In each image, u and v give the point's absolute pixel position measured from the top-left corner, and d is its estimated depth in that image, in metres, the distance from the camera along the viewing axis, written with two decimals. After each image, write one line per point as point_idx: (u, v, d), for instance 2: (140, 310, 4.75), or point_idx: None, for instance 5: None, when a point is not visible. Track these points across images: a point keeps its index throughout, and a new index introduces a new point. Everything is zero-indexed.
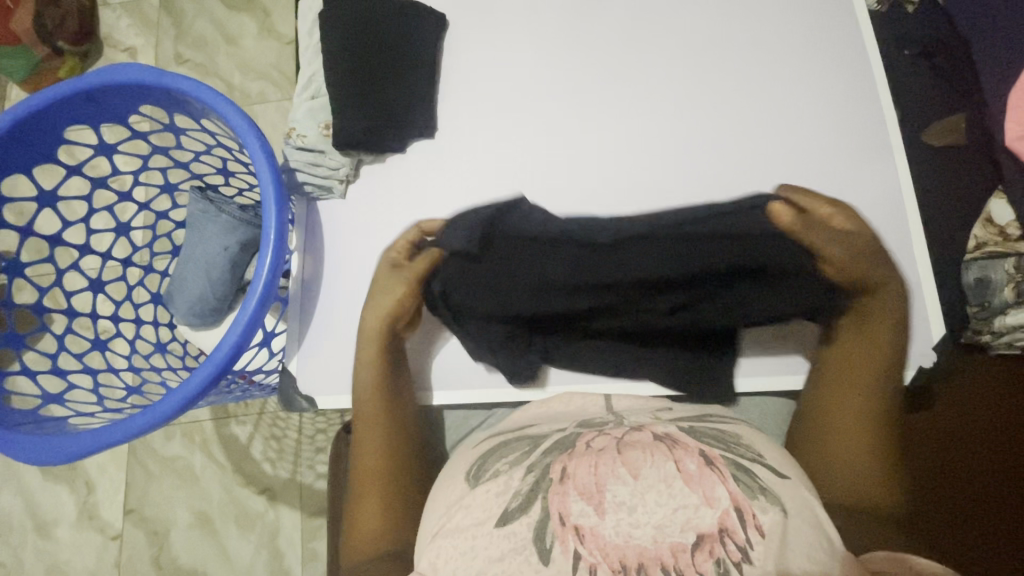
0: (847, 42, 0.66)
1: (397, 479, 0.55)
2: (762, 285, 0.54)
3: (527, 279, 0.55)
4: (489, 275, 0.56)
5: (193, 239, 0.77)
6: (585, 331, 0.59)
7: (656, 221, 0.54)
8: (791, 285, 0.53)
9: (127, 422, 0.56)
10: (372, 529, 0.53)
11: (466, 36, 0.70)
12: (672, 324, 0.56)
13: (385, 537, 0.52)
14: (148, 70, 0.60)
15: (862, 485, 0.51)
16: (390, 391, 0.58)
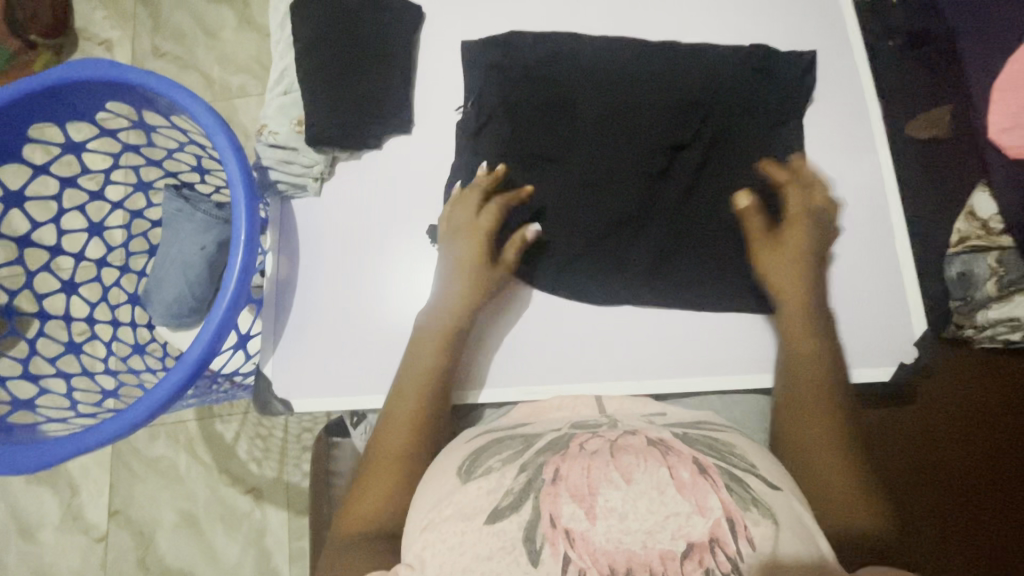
0: (832, 30, 0.65)
1: (404, 455, 0.52)
2: (715, 106, 0.62)
3: (527, 129, 0.62)
4: (496, 125, 0.63)
5: (171, 239, 0.75)
6: (566, 183, 0.61)
7: (631, 70, 0.63)
8: (740, 103, 0.62)
9: (97, 430, 0.54)
10: (369, 503, 0.51)
11: (444, 27, 0.68)
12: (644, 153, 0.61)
13: (377, 512, 0.50)
14: (110, 65, 0.58)
15: (837, 508, 0.47)
16: (448, 369, 0.57)
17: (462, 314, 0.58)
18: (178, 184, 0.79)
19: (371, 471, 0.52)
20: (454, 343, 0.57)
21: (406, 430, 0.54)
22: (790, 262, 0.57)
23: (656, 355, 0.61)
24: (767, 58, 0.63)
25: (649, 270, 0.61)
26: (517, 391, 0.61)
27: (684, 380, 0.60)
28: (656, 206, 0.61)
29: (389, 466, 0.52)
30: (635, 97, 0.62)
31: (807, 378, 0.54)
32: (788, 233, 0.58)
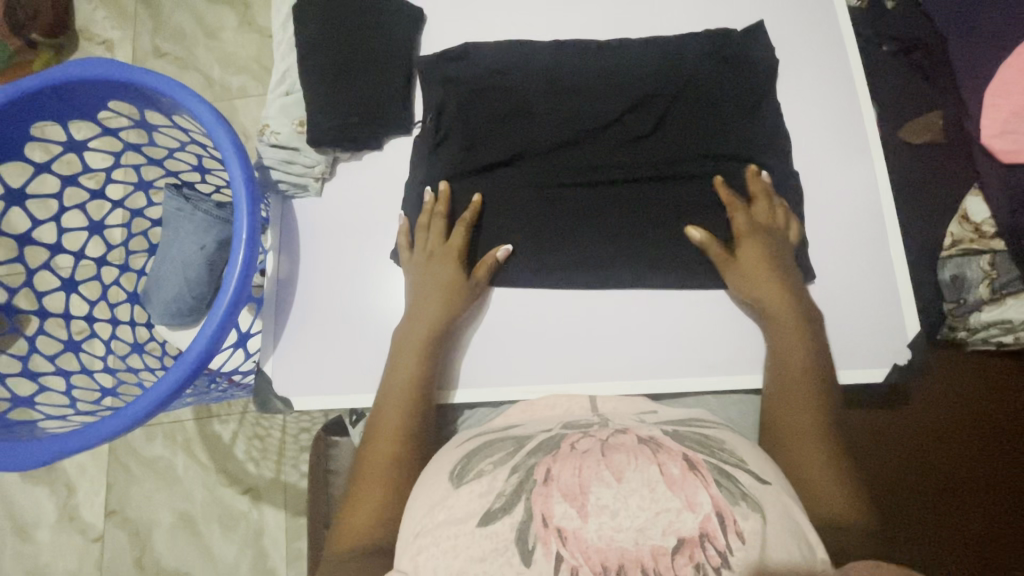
0: (826, 33, 0.66)
1: (389, 472, 0.52)
2: (675, 101, 0.63)
3: (493, 131, 0.63)
4: (464, 127, 0.63)
5: (170, 237, 0.75)
6: (534, 184, 0.63)
7: (591, 67, 0.65)
8: (701, 95, 0.63)
9: (96, 427, 0.55)
10: (359, 524, 0.50)
11: (444, 30, 0.69)
12: (607, 152, 0.63)
13: (367, 532, 0.50)
14: (111, 65, 0.59)
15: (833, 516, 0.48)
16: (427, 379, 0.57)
17: (439, 325, 0.59)
18: (178, 183, 0.79)
19: (358, 481, 0.53)
20: (432, 352, 0.58)
21: (390, 440, 0.54)
22: (758, 279, 0.58)
23: (654, 359, 0.61)
24: (735, 49, 0.64)
25: (624, 263, 0.61)
26: (515, 390, 0.61)
27: (679, 380, 0.60)
28: (627, 193, 0.62)
29: (377, 474, 0.52)
30: (598, 89, 0.64)
31: (794, 395, 0.54)
32: (746, 251, 0.59)
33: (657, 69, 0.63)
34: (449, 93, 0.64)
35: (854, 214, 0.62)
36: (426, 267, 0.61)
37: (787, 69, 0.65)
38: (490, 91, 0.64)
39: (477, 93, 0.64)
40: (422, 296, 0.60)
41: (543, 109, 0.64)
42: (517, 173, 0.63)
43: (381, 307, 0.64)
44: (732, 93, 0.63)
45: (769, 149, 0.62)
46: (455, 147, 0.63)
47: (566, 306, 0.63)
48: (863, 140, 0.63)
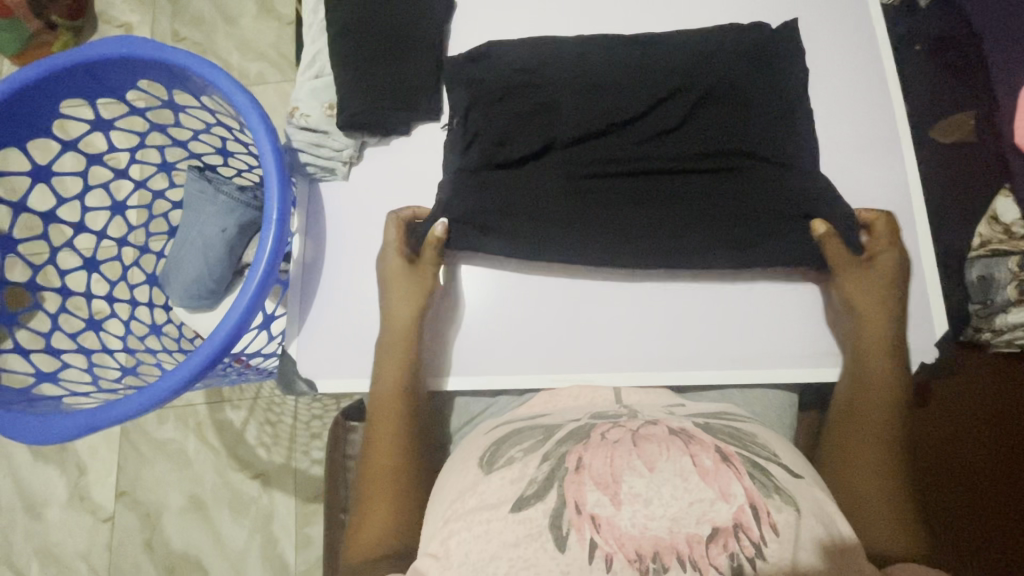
0: (859, 31, 0.65)
1: (398, 478, 0.54)
2: (702, 100, 0.62)
3: (519, 131, 0.62)
4: (490, 125, 0.62)
5: (192, 220, 0.75)
6: (559, 184, 0.61)
7: (615, 61, 0.63)
8: (728, 93, 0.62)
9: (123, 404, 0.55)
10: (375, 529, 0.52)
11: (472, 18, 0.69)
12: (636, 153, 0.62)
13: (387, 536, 0.51)
14: (145, 43, 0.59)
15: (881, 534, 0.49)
16: (415, 381, 0.58)
17: (413, 324, 0.59)
18: (201, 165, 0.79)
19: (368, 489, 0.54)
20: (413, 353, 0.58)
21: (388, 447, 0.55)
22: (872, 290, 0.57)
23: (679, 350, 0.61)
24: (768, 42, 0.63)
25: (654, 262, 0.60)
26: (539, 379, 0.61)
27: (703, 373, 0.60)
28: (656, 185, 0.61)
29: (385, 481, 0.54)
30: (631, 81, 0.62)
31: (865, 411, 0.54)
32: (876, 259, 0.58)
33: (682, 66, 0.62)
34: (477, 89, 0.63)
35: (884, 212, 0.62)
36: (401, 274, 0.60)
37: (817, 66, 0.65)
38: (512, 85, 0.62)
39: (500, 90, 0.62)
40: (388, 298, 0.60)
41: (568, 107, 0.62)
42: (543, 175, 0.62)
43: None
44: (762, 91, 0.62)
45: (802, 146, 0.61)
46: (482, 149, 0.61)
47: (590, 296, 0.62)
48: (892, 139, 0.63)
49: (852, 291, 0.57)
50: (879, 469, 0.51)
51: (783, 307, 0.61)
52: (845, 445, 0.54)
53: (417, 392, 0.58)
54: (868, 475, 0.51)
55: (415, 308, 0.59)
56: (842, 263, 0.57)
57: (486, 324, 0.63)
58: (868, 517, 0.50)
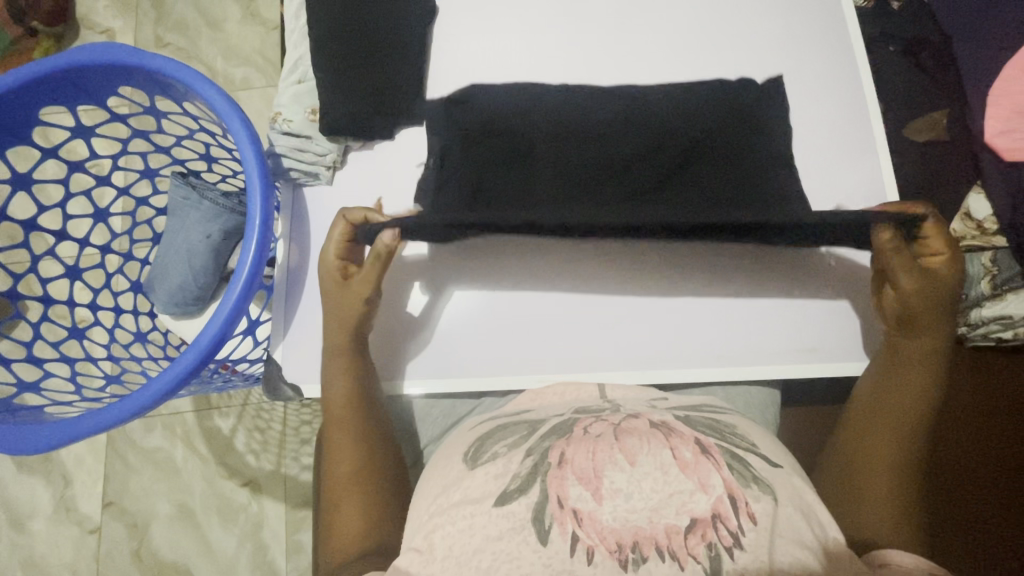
0: (833, 29, 0.66)
1: (366, 479, 0.55)
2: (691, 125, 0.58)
3: (495, 160, 0.58)
4: (466, 154, 0.59)
5: (176, 225, 0.75)
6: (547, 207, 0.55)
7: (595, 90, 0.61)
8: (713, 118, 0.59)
9: (105, 411, 0.54)
10: (350, 534, 0.52)
11: (454, 22, 0.69)
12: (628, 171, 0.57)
13: (363, 540, 0.51)
14: (125, 48, 0.59)
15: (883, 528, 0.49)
16: (363, 384, 0.58)
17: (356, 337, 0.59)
18: (184, 171, 0.79)
19: (332, 497, 0.55)
20: (359, 358, 0.59)
21: (348, 452, 0.56)
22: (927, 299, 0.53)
23: (661, 348, 0.62)
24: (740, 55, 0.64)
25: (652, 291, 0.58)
26: (525, 380, 0.62)
27: (687, 369, 0.61)
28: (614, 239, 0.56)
29: (348, 488, 0.54)
30: (603, 131, 0.58)
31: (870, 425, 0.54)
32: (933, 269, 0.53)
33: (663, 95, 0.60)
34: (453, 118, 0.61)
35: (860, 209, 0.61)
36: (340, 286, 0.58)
37: (796, 64, 0.65)
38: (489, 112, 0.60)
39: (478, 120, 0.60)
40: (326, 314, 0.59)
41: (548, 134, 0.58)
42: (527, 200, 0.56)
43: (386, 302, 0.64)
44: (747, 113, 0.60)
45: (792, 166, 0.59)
46: (456, 180, 0.58)
47: (569, 308, 0.63)
48: (872, 141, 0.63)
49: (912, 289, 0.53)
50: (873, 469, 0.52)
51: (765, 303, 0.62)
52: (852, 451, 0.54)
53: (369, 389, 0.58)
54: (871, 482, 0.51)
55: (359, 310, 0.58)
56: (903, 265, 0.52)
57: (473, 326, 0.63)
58: (870, 517, 0.50)
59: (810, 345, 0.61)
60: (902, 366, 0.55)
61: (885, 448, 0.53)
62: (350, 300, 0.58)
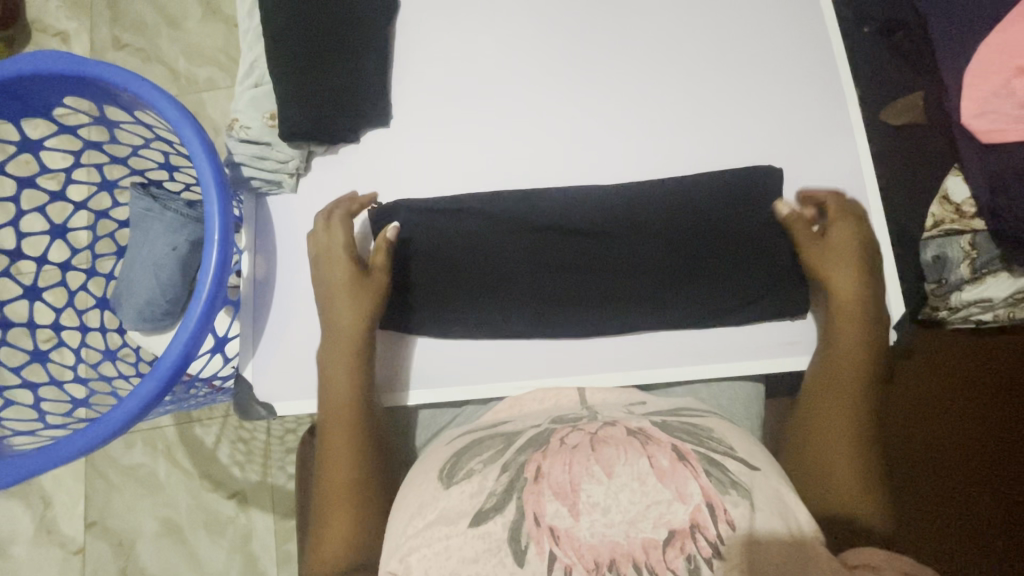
0: (806, 11, 0.63)
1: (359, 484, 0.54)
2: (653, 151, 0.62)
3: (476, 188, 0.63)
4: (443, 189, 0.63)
5: (137, 240, 0.72)
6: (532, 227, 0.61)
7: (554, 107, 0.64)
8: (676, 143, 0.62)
9: (66, 443, 0.52)
10: (337, 537, 0.51)
11: (417, 17, 0.66)
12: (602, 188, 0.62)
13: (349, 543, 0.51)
14: (62, 57, 0.55)
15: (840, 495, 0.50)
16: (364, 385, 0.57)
17: (361, 332, 0.57)
18: (144, 182, 0.75)
19: (324, 503, 0.54)
20: (365, 362, 0.58)
21: (341, 451, 0.55)
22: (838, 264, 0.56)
23: (644, 348, 0.61)
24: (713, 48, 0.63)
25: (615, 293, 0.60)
26: (506, 386, 0.61)
27: (670, 368, 0.60)
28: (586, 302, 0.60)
29: (340, 494, 0.53)
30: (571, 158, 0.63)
31: (830, 392, 0.54)
32: (835, 233, 0.57)
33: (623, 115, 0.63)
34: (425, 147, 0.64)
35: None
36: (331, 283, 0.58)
37: (771, 48, 0.63)
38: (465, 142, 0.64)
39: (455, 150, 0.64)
40: (334, 307, 0.58)
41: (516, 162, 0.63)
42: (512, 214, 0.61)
43: None
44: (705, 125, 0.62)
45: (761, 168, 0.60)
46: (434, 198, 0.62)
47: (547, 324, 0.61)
48: (850, 127, 0.61)
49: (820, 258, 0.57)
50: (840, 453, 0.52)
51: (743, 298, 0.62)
52: (814, 426, 0.54)
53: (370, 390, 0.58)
54: (831, 446, 0.52)
55: (365, 316, 0.57)
56: (804, 237, 0.57)
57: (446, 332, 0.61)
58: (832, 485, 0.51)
59: (791, 339, 0.60)
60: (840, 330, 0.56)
61: (842, 415, 0.53)
62: (360, 297, 0.58)
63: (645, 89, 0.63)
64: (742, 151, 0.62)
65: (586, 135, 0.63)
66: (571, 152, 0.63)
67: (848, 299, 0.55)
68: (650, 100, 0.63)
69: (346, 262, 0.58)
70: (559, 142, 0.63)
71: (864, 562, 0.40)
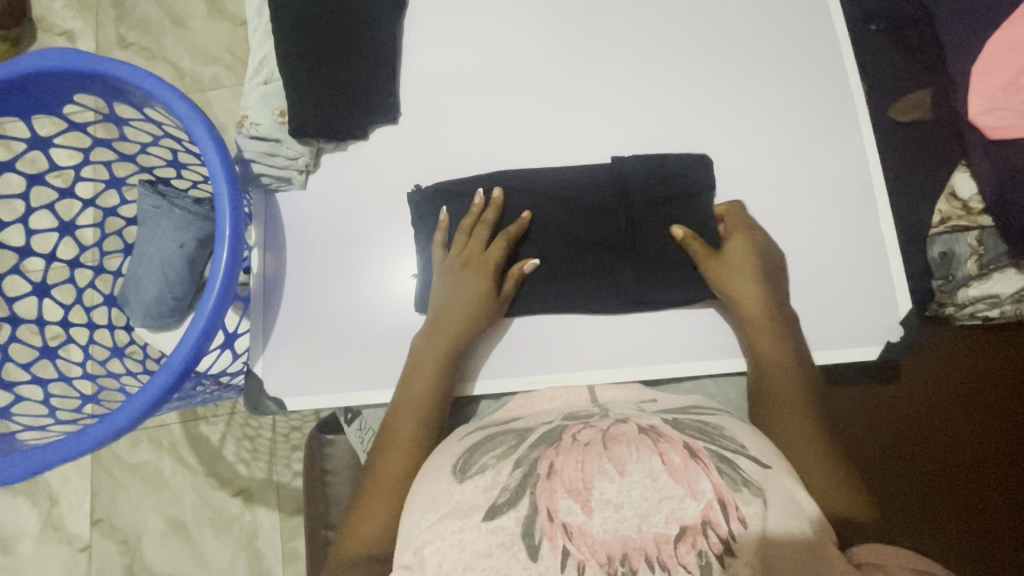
0: (812, 8, 0.63)
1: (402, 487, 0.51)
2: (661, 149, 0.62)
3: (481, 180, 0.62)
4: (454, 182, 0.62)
5: (145, 237, 0.72)
6: (554, 220, 0.61)
7: (563, 104, 0.64)
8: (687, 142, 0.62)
9: (78, 438, 0.52)
10: (372, 532, 0.49)
11: (426, 14, 0.66)
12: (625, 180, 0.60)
13: (376, 542, 0.48)
14: (74, 54, 0.55)
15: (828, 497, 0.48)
16: (445, 387, 0.57)
17: (466, 333, 0.58)
18: (152, 179, 0.75)
19: (369, 495, 0.52)
20: (452, 363, 0.58)
21: (405, 444, 0.54)
22: (741, 276, 0.57)
23: (654, 345, 0.60)
24: (720, 46, 0.64)
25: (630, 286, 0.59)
26: (515, 381, 0.61)
27: (677, 365, 0.60)
28: (597, 288, 0.60)
29: (386, 490, 0.51)
30: (581, 154, 0.63)
31: (778, 388, 0.54)
32: (732, 248, 0.59)
33: (631, 114, 0.63)
34: (437, 145, 0.64)
35: (840, 254, 0.60)
36: (457, 276, 0.60)
37: (779, 45, 0.63)
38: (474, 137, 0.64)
39: (465, 148, 0.64)
40: (442, 302, 0.59)
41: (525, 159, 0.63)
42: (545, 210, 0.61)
43: (372, 305, 0.62)
44: (713, 122, 0.63)
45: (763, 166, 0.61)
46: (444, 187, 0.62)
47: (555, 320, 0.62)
48: (858, 125, 0.62)
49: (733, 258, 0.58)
50: (806, 440, 0.51)
51: None
52: (773, 425, 0.53)
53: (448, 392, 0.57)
54: (797, 441, 0.51)
55: (471, 317, 0.58)
56: (699, 258, 0.58)
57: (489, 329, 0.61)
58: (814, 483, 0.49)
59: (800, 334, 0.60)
60: (757, 331, 0.57)
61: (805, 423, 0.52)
62: (476, 297, 0.58)
63: (656, 88, 0.64)
64: (750, 147, 0.62)
65: (596, 133, 0.63)
66: (581, 149, 0.63)
67: (751, 309, 0.57)
68: (659, 97, 0.63)
69: (473, 265, 0.59)
70: (567, 140, 0.64)
71: (869, 560, 0.41)
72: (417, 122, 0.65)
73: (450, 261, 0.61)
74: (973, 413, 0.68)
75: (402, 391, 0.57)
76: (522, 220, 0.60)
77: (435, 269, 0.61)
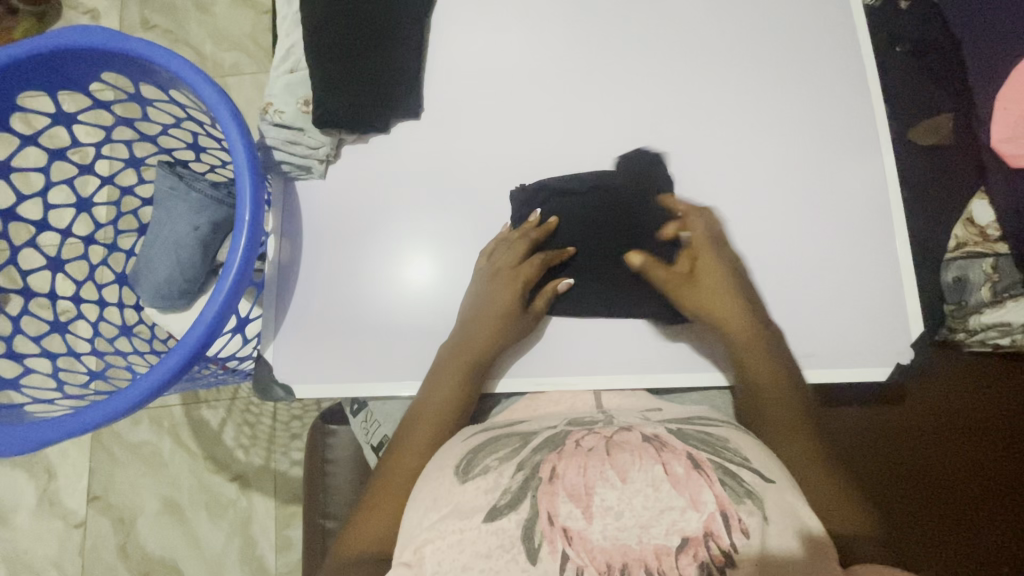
0: (838, 27, 0.64)
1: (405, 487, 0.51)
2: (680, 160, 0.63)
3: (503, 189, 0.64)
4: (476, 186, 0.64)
5: (160, 218, 0.72)
6: (570, 228, 0.62)
7: (585, 109, 0.64)
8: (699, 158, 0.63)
9: (84, 414, 0.52)
10: (374, 529, 0.49)
11: (453, 13, 0.67)
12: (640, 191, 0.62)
13: (378, 536, 0.48)
14: (106, 32, 0.56)
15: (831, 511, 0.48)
16: (467, 397, 0.57)
17: (495, 345, 0.58)
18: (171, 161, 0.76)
19: (378, 495, 0.51)
20: (474, 372, 0.58)
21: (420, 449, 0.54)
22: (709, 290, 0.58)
23: (664, 354, 0.60)
24: (745, 60, 0.64)
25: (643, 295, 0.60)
26: (522, 382, 0.61)
27: (685, 376, 0.60)
28: (609, 294, 0.60)
29: (394, 488, 0.51)
30: (600, 161, 0.63)
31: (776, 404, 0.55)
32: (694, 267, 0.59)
33: (653, 123, 0.63)
34: (458, 143, 0.64)
35: (851, 274, 0.60)
36: (490, 286, 0.60)
37: (804, 62, 0.63)
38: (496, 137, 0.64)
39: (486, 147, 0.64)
40: (472, 308, 0.60)
41: (544, 162, 0.64)
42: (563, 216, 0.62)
43: (384, 298, 0.63)
44: (734, 135, 0.63)
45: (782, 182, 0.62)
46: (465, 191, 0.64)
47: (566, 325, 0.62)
48: (878, 146, 0.62)
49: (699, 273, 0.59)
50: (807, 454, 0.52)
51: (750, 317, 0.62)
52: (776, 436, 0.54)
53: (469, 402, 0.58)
54: (795, 457, 0.51)
55: (500, 329, 0.58)
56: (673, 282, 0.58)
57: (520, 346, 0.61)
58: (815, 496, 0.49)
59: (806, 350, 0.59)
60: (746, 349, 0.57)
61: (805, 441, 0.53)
62: (509, 311, 0.59)
63: (678, 98, 0.64)
64: (769, 161, 0.62)
65: (615, 140, 0.64)
66: (599, 155, 0.64)
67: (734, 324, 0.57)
68: (681, 108, 0.64)
69: (508, 278, 0.59)
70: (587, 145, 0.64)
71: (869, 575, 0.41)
72: (439, 119, 0.65)
73: (484, 268, 0.61)
74: (988, 434, 0.66)
75: (427, 391, 0.57)
76: (568, 250, 0.60)
77: (473, 273, 0.62)
